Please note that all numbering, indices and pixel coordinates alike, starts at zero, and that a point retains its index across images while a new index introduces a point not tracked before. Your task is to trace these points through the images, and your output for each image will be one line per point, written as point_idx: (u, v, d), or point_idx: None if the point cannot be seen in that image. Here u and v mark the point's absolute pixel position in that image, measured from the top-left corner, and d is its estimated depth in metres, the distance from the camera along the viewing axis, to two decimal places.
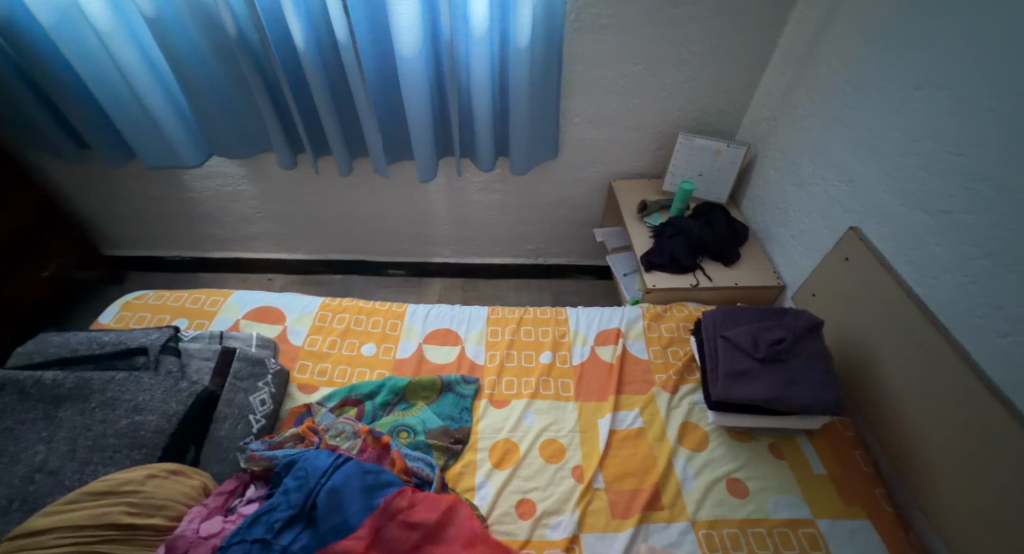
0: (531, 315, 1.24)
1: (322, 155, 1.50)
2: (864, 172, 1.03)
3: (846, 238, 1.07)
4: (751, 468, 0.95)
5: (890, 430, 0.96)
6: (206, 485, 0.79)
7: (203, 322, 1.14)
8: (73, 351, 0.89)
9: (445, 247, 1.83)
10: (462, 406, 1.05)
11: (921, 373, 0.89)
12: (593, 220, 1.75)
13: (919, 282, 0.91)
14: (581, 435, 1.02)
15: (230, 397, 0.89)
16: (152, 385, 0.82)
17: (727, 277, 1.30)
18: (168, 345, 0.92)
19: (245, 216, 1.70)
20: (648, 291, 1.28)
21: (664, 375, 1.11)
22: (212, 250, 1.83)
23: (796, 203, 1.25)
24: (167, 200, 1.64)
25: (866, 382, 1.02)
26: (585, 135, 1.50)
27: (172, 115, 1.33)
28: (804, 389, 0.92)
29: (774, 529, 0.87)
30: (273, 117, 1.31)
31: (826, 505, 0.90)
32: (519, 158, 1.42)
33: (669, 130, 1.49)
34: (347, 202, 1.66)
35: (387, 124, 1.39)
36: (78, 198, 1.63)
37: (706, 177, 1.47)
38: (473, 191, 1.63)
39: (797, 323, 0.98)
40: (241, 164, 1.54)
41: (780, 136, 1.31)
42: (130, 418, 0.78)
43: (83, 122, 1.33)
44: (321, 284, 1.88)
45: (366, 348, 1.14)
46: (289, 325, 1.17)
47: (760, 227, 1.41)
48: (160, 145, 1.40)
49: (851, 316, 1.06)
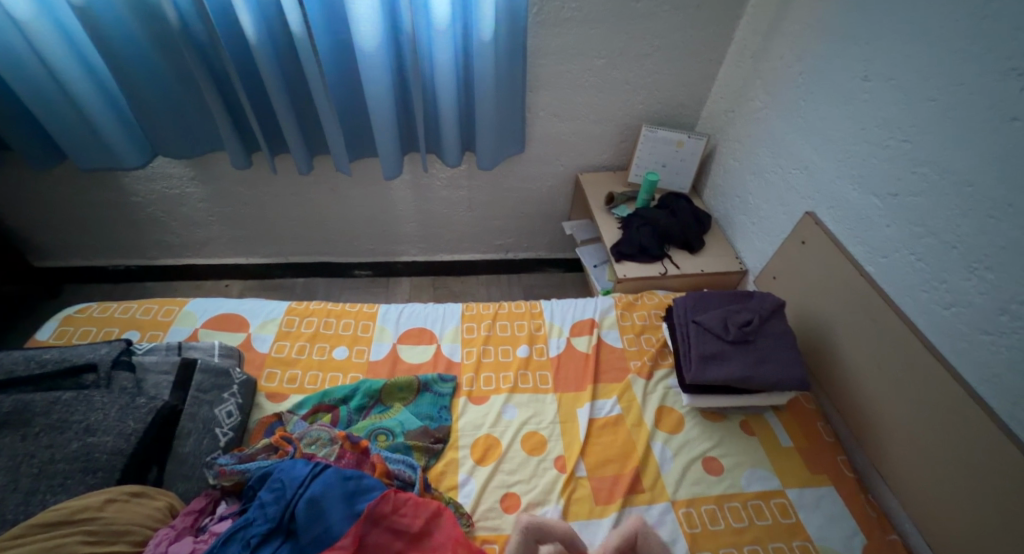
0: (506, 310, 1.24)
1: (279, 154, 1.43)
2: (818, 160, 1.09)
3: (803, 223, 1.12)
4: (725, 446, 0.99)
5: (849, 401, 1.02)
6: (173, 505, 0.75)
7: (158, 334, 1.06)
8: (8, 372, 0.81)
9: (412, 245, 1.79)
10: (441, 405, 1.03)
11: (876, 345, 0.95)
12: (560, 214, 1.76)
13: (870, 261, 0.98)
14: (561, 425, 1.02)
15: (193, 411, 0.84)
16: (105, 404, 0.76)
17: (693, 264, 1.34)
18: (121, 359, 0.86)
19: (196, 220, 1.60)
20: (619, 281, 1.31)
21: (638, 361, 1.14)
22: (160, 258, 1.72)
23: (755, 190, 1.30)
24: (106, 205, 1.52)
25: (825, 358, 1.08)
26: (551, 129, 1.50)
27: (108, 113, 1.23)
28: (771, 367, 0.96)
29: (749, 502, 0.91)
30: (224, 114, 1.24)
31: (794, 475, 0.95)
32: (485, 153, 1.41)
33: (632, 123, 1.52)
34: (307, 202, 1.60)
35: (347, 120, 1.34)
36: (1, 204, 1.49)
37: (669, 168, 1.51)
38: (440, 187, 1.60)
39: (762, 305, 1.03)
40: (189, 165, 1.45)
41: (738, 127, 1.36)
42: (82, 440, 0.72)
43: (3, 120, 1.21)
44: (282, 288, 1.80)
45: (337, 352, 1.10)
46: (253, 332, 1.11)
47: (721, 215, 1.46)
48: (96, 145, 1.29)
49: (810, 296, 1.11)
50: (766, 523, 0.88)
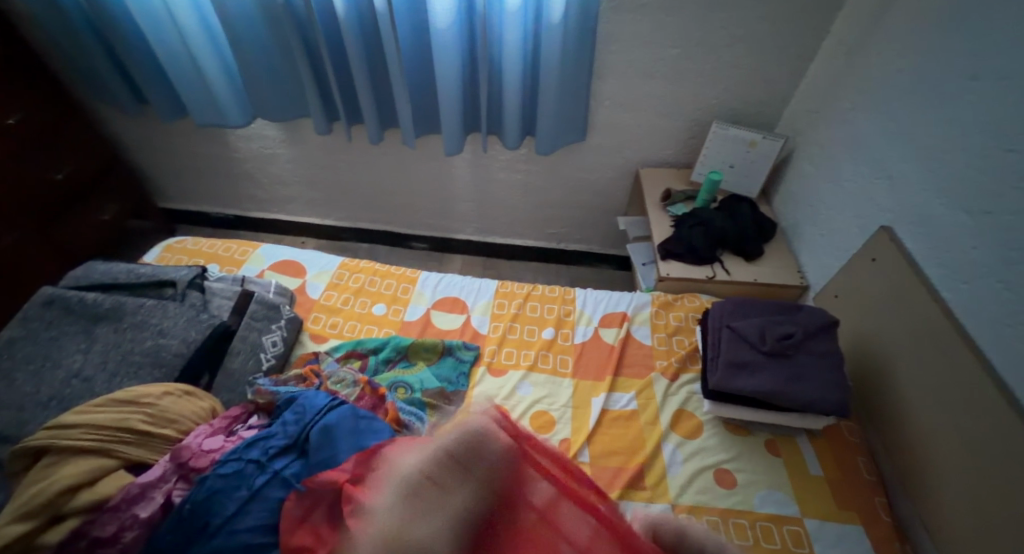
0: (539, 292, 1.26)
1: (355, 124, 1.56)
2: (901, 167, 0.96)
3: (875, 237, 1.00)
4: (743, 461, 0.93)
5: (902, 442, 0.90)
6: (215, 408, 0.86)
7: (232, 269, 1.22)
8: (114, 279, 0.99)
9: (468, 224, 1.86)
10: (460, 371, 1.07)
11: (939, 383, 0.83)
12: (617, 208, 1.73)
13: (947, 286, 0.85)
14: (573, 410, 1.02)
15: (245, 334, 0.95)
16: (176, 313, 0.90)
17: (746, 272, 1.25)
18: (195, 281, 1.00)
19: (283, 179, 1.79)
20: (661, 279, 1.26)
21: (665, 361, 1.10)
22: (252, 210, 1.95)
23: (828, 199, 1.18)
24: (215, 158, 1.76)
25: (880, 389, 0.96)
26: (615, 120, 1.48)
27: (221, 76, 1.42)
28: (808, 386, 0.88)
29: (757, 522, 0.84)
30: (312, 84, 1.38)
31: (818, 506, 0.87)
32: (544, 138, 1.43)
33: (703, 119, 1.45)
34: (377, 173, 1.72)
35: (418, 97, 1.43)
36: (137, 150, 1.77)
37: (736, 170, 1.42)
38: (499, 169, 1.65)
39: (810, 320, 0.94)
40: (281, 128, 1.62)
41: (819, 130, 1.25)
42: (155, 340, 0.87)
43: (143, 77, 1.44)
44: (347, 250, 1.96)
45: (376, 308, 1.19)
46: (308, 279, 1.23)
47: (789, 225, 1.35)
48: (210, 104, 1.49)
49: (870, 319, 1.00)
50: (773, 547, 0.82)
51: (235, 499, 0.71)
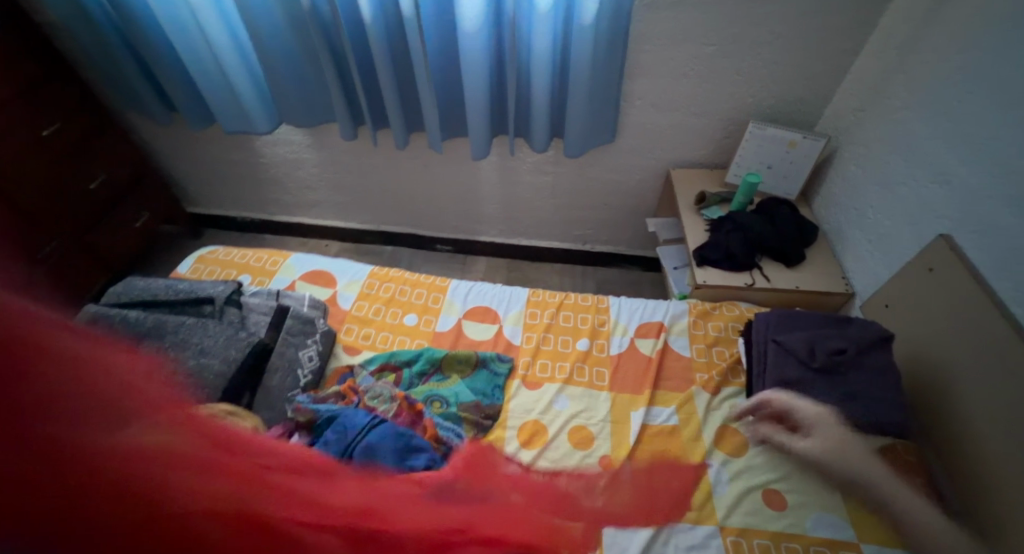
0: (572, 301, 1.23)
1: (380, 128, 1.54)
2: (961, 171, 0.89)
3: (931, 245, 0.93)
4: (792, 481, 0.89)
5: (960, 461, 0.85)
6: (258, 427, 0.83)
7: (264, 280, 1.22)
8: (153, 295, 0.98)
9: (492, 226, 1.84)
10: (495, 384, 1.06)
11: (1007, 400, 0.77)
12: (646, 209, 1.69)
13: (1017, 301, 0.79)
14: (612, 425, 0.99)
15: (282, 351, 0.95)
16: (216, 331, 0.89)
17: (787, 278, 1.21)
18: (231, 297, 1.00)
19: (307, 183, 1.79)
20: (698, 287, 1.22)
21: (705, 374, 1.07)
22: (277, 214, 1.95)
23: (876, 202, 1.12)
24: (240, 163, 1.76)
25: (936, 408, 0.91)
26: (646, 120, 1.44)
27: (248, 85, 1.41)
28: (862, 405, 0.84)
29: (812, 547, 0.81)
30: (339, 91, 1.36)
31: (874, 530, 0.83)
32: (573, 141, 1.40)
33: (739, 118, 1.40)
34: (401, 176, 1.71)
35: (444, 101, 1.41)
36: (165, 156, 1.78)
37: (775, 170, 1.36)
38: (525, 171, 1.62)
39: (862, 334, 0.90)
40: (306, 133, 1.61)
41: (864, 129, 1.18)
42: (197, 359, 0.84)
43: (172, 86, 1.44)
44: (372, 253, 1.96)
45: (408, 319, 1.18)
46: (339, 290, 1.22)
47: (832, 228, 1.29)
48: (236, 112, 1.49)
49: (926, 332, 0.94)
50: None
51: None
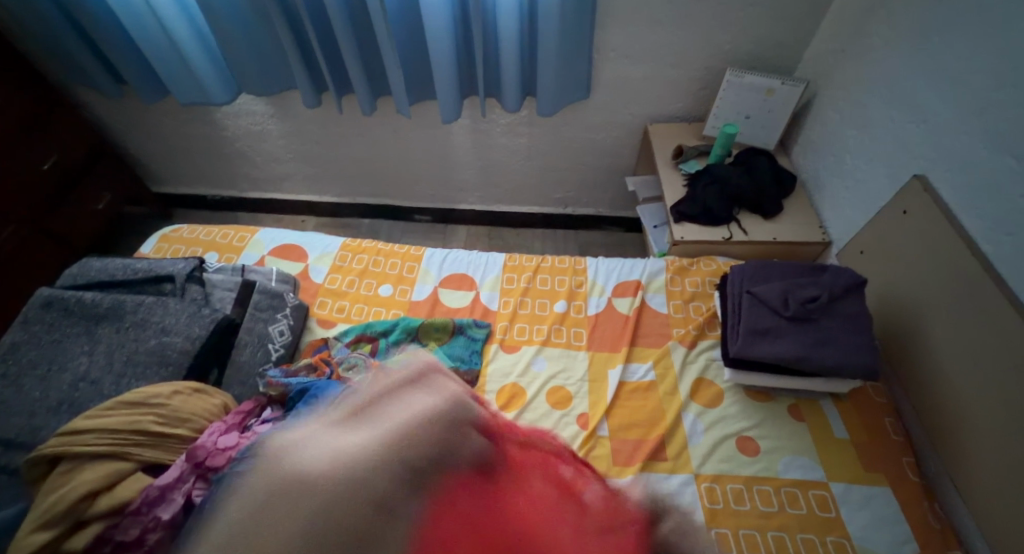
0: (549, 264, 1.21)
1: (345, 94, 1.47)
2: (938, 108, 0.87)
3: (906, 187, 0.91)
4: (765, 427, 0.90)
5: (929, 399, 0.87)
6: (227, 404, 0.83)
7: (231, 257, 1.18)
8: (110, 276, 0.95)
9: (470, 193, 1.80)
10: (473, 349, 1.05)
11: (975, 336, 0.78)
12: (625, 167, 1.66)
13: (989, 239, 0.78)
14: (590, 384, 1.00)
15: (250, 326, 0.93)
16: (177, 310, 0.87)
17: (764, 230, 1.19)
18: (193, 275, 0.97)
19: (275, 156, 1.73)
20: (675, 243, 1.21)
21: (682, 329, 1.07)
22: (248, 190, 1.89)
23: (853, 147, 1.09)
24: (203, 137, 1.69)
25: (906, 349, 0.92)
26: (620, 73, 1.38)
27: (199, 50, 1.33)
28: (834, 350, 0.84)
29: (782, 488, 0.83)
30: (295, 54, 1.29)
31: (843, 469, 0.85)
32: (545, 98, 1.35)
33: (717, 66, 1.35)
34: (372, 144, 1.65)
35: (409, 61, 1.34)
36: (124, 133, 1.70)
37: (753, 120, 1.33)
38: (499, 134, 1.57)
39: (836, 281, 0.89)
40: (268, 102, 1.54)
41: (843, 71, 1.14)
42: (158, 339, 0.83)
43: (118, 59, 1.36)
44: (349, 227, 1.91)
45: (382, 289, 1.16)
46: (310, 263, 1.19)
47: (810, 177, 1.27)
48: (190, 81, 1.41)
49: (899, 275, 0.94)
50: (799, 512, 0.80)
51: None
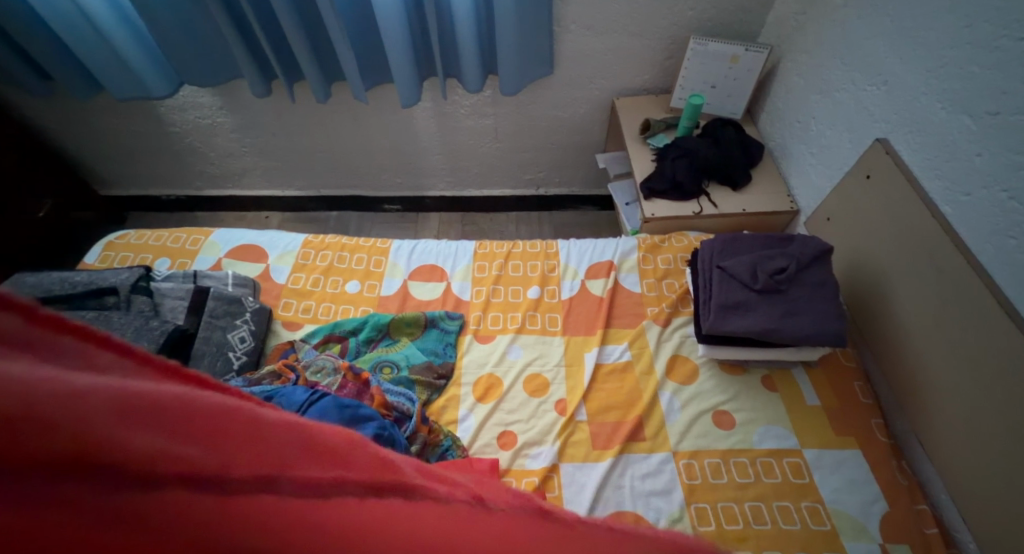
0: (520, 249, 1.19)
1: (296, 81, 1.40)
2: (897, 68, 0.85)
3: (869, 150, 0.91)
4: (741, 400, 0.91)
5: (895, 359, 0.88)
6: None
7: (185, 262, 1.12)
8: (47, 291, 0.89)
9: (439, 179, 1.75)
10: (446, 342, 1.03)
11: (937, 295, 0.78)
12: (595, 144, 1.63)
13: (948, 200, 0.78)
14: (566, 369, 0.99)
15: (207, 335, 0.89)
16: (122, 324, 0.81)
17: (734, 202, 1.18)
18: (139, 284, 0.92)
19: (229, 151, 1.64)
20: (646, 220, 1.19)
21: (656, 308, 1.06)
22: (205, 189, 1.80)
23: (817, 112, 1.08)
24: (150, 135, 1.59)
25: (872, 312, 0.93)
26: (582, 46, 1.34)
27: (130, 38, 1.23)
28: (803, 320, 0.84)
29: (757, 459, 0.84)
30: (237, 40, 1.20)
31: (816, 435, 0.86)
32: (506, 75, 1.30)
33: (680, 35, 1.32)
34: (332, 133, 1.58)
35: (360, 43, 1.27)
36: (62, 134, 1.59)
37: (718, 90, 1.31)
38: (463, 116, 1.52)
39: (804, 250, 0.89)
40: (215, 93, 1.45)
41: (805, 34, 1.12)
42: None
43: (41, 52, 1.26)
44: (316, 221, 1.84)
45: (349, 286, 1.12)
46: (272, 263, 1.15)
47: (777, 145, 1.26)
48: (125, 74, 1.31)
49: (863, 239, 0.94)
50: (774, 481, 0.81)
51: None
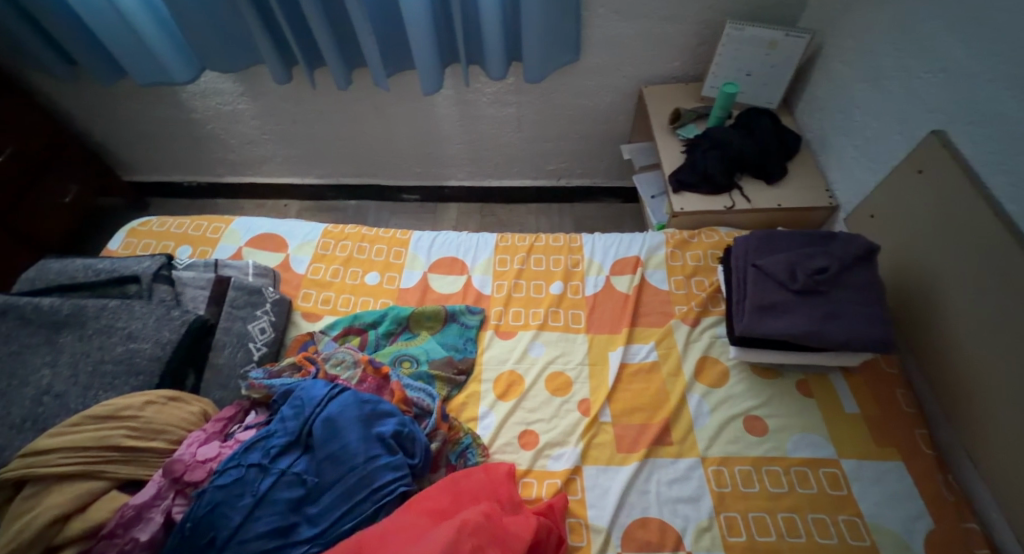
0: (543, 243, 1.16)
1: (317, 67, 1.37)
2: (958, 54, 0.79)
3: (922, 144, 0.85)
4: (774, 405, 0.87)
5: (944, 366, 0.83)
6: (207, 410, 0.80)
7: (206, 250, 1.12)
8: (70, 278, 0.89)
9: (459, 168, 1.72)
10: (467, 337, 1.00)
11: (992, 294, 0.73)
12: (620, 134, 1.57)
13: (1012, 198, 0.72)
14: (590, 368, 0.96)
15: (228, 325, 0.88)
16: (144, 313, 0.81)
17: (768, 197, 1.13)
18: (161, 273, 0.91)
19: (250, 138, 1.63)
20: (675, 215, 1.15)
21: (685, 306, 1.02)
22: (226, 176, 1.80)
23: (863, 102, 1.02)
24: (172, 121, 1.59)
25: (920, 318, 0.87)
26: (611, 31, 1.28)
27: (152, 23, 1.22)
28: (845, 323, 0.80)
29: (791, 468, 0.80)
30: (258, 26, 1.18)
31: (855, 446, 0.82)
32: (532, 61, 1.25)
33: (715, 20, 1.25)
34: (352, 121, 1.56)
35: (383, 28, 1.24)
36: (87, 119, 1.60)
37: (754, 78, 1.24)
38: (486, 104, 1.48)
39: (847, 250, 0.84)
40: (236, 79, 1.44)
41: (852, 18, 1.05)
42: (126, 345, 0.78)
43: (65, 36, 1.25)
44: (335, 210, 1.83)
45: (369, 278, 1.10)
46: (291, 253, 1.13)
47: (816, 137, 1.19)
48: (147, 59, 1.30)
49: (913, 240, 0.88)
50: (810, 492, 0.78)
51: (240, 509, 0.66)
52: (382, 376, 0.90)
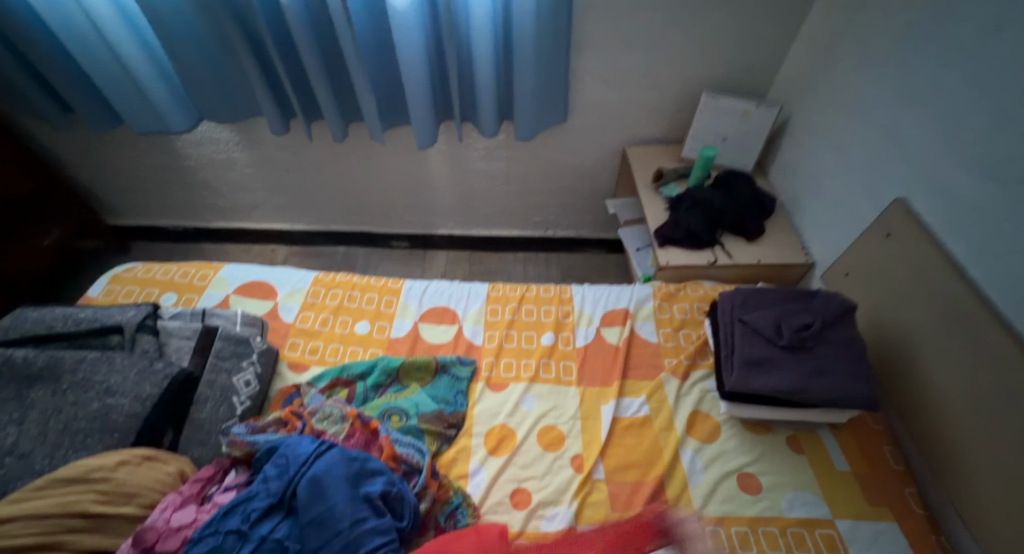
0: (534, 293, 1.18)
1: (315, 120, 1.41)
2: (914, 132, 0.87)
3: (889, 210, 0.91)
4: (766, 462, 0.87)
5: (927, 424, 0.85)
6: (184, 470, 0.76)
7: (192, 298, 1.10)
8: (47, 327, 0.86)
9: (448, 218, 1.75)
10: (458, 389, 0.99)
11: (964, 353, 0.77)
12: (605, 189, 1.64)
13: (976, 264, 0.77)
14: (583, 422, 0.95)
15: (212, 378, 0.85)
16: (125, 366, 0.78)
17: (749, 253, 1.18)
18: (145, 323, 0.89)
19: (242, 185, 1.64)
20: (660, 268, 1.18)
21: (674, 359, 1.04)
22: (213, 220, 1.79)
23: (831, 169, 1.10)
24: (163, 167, 1.59)
25: (901, 375, 0.91)
26: (597, 96, 1.37)
27: (154, 77, 1.25)
28: (830, 381, 0.82)
29: (787, 529, 0.79)
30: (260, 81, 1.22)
31: (847, 504, 0.82)
32: (523, 122, 1.32)
33: (692, 90, 1.35)
34: (345, 171, 1.59)
35: (383, 86, 1.30)
36: (74, 163, 1.59)
37: (730, 142, 1.33)
38: (477, 158, 1.53)
39: (828, 307, 0.88)
40: (232, 129, 1.46)
41: (816, 94, 1.15)
42: (102, 401, 0.74)
43: (65, 84, 1.27)
44: (322, 256, 1.82)
45: (359, 327, 1.09)
46: (279, 301, 1.12)
47: (789, 198, 1.27)
48: (146, 109, 1.32)
49: (888, 299, 0.93)
50: None
51: None
52: (371, 430, 0.88)
